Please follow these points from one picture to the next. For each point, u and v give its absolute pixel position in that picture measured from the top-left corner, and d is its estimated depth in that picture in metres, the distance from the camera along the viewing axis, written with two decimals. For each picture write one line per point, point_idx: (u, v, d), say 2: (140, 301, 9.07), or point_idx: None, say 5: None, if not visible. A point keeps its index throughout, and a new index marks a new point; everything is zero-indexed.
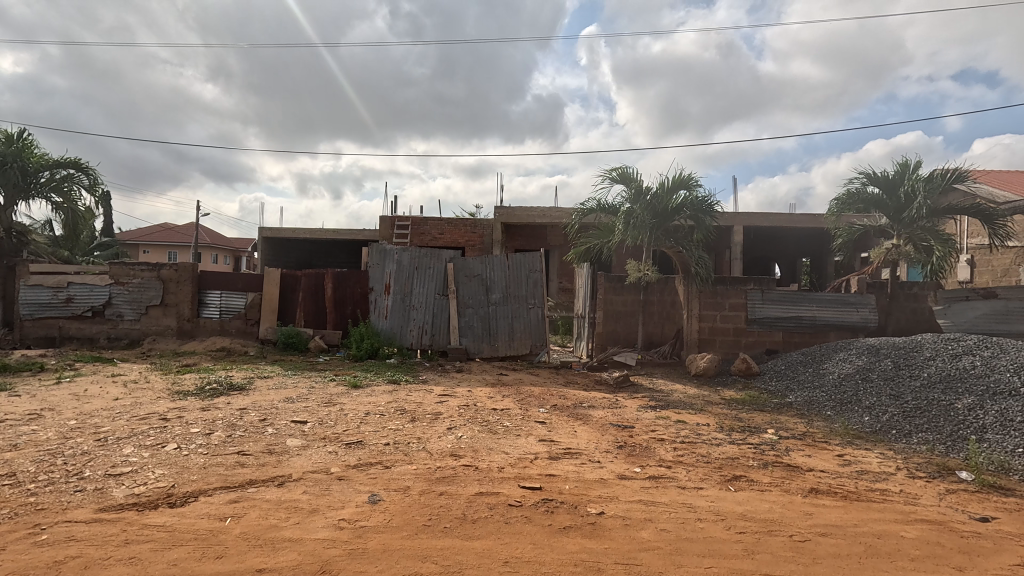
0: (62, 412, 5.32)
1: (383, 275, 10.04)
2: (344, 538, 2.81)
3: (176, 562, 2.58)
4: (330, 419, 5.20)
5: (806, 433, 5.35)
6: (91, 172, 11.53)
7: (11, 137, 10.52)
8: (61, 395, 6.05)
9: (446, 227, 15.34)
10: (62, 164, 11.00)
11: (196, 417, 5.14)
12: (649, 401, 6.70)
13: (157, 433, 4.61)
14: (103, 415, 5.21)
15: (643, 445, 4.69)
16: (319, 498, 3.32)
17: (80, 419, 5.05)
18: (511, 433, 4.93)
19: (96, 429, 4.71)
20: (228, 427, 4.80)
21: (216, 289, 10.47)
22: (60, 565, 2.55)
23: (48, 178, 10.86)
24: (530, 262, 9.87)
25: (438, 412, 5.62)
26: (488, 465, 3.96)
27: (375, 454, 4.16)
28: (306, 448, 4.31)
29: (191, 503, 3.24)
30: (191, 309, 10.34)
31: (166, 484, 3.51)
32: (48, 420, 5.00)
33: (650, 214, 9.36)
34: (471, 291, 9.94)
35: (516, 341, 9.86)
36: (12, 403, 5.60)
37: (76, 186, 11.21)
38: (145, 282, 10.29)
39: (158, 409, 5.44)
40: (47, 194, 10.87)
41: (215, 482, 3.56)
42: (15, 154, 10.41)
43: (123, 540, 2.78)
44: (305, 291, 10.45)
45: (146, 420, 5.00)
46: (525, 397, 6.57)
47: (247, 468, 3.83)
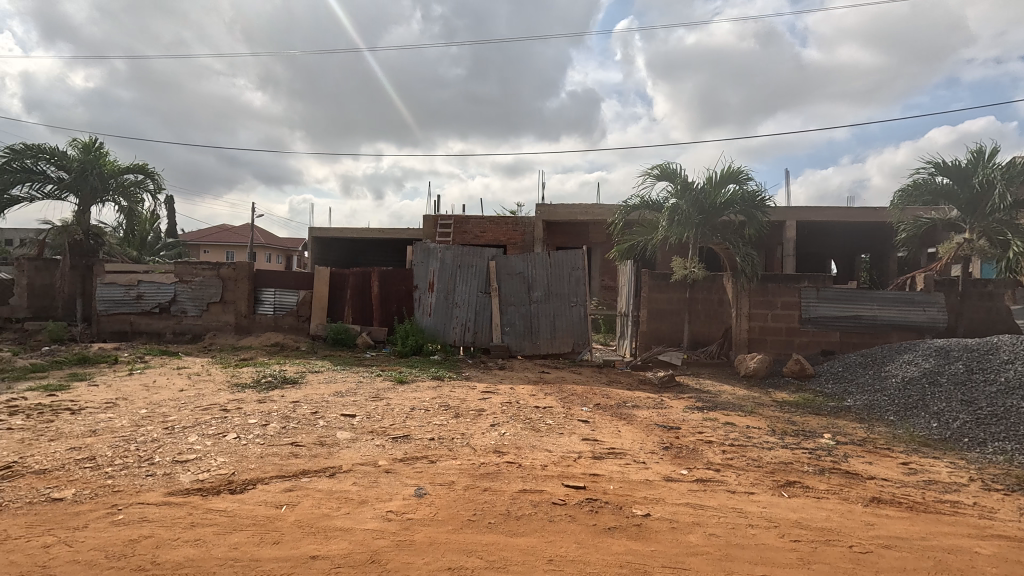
0: (135, 401, 5.72)
1: (427, 273, 10.22)
2: (391, 529, 2.88)
3: (236, 546, 2.72)
4: (377, 414, 5.34)
5: (867, 439, 5.07)
6: (156, 177, 12.31)
7: (88, 145, 11.36)
8: (134, 386, 6.51)
9: (487, 225, 15.48)
10: (132, 169, 11.81)
11: (254, 409, 5.41)
12: (695, 403, 6.50)
13: (219, 423, 4.88)
14: (170, 405, 5.56)
15: (690, 447, 4.57)
16: (368, 489, 3.42)
17: (150, 408, 5.41)
18: (553, 431, 4.92)
19: (164, 418, 5.04)
20: (282, 419, 5.02)
21: (270, 287, 10.98)
22: (135, 544, 2.75)
23: (120, 184, 11.65)
24: (572, 260, 9.81)
25: (481, 408, 5.67)
26: (531, 463, 3.96)
27: (420, 449, 4.24)
28: (355, 441, 4.45)
29: (249, 490, 3.41)
30: (247, 306, 10.86)
31: (227, 471, 3.72)
32: (122, 408, 5.40)
33: (696, 210, 9.10)
34: (513, 288, 9.97)
35: (558, 338, 9.83)
36: (91, 392, 6.07)
37: (143, 190, 12.01)
38: (206, 280, 10.88)
39: (218, 400, 5.75)
40: (117, 199, 11.67)
41: (271, 471, 3.74)
42: (93, 161, 11.26)
43: (189, 522, 2.97)
44: (353, 289, 10.77)
45: (208, 411, 5.30)
46: (568, 396, 6.53)
47: (300, 459, 3.99)
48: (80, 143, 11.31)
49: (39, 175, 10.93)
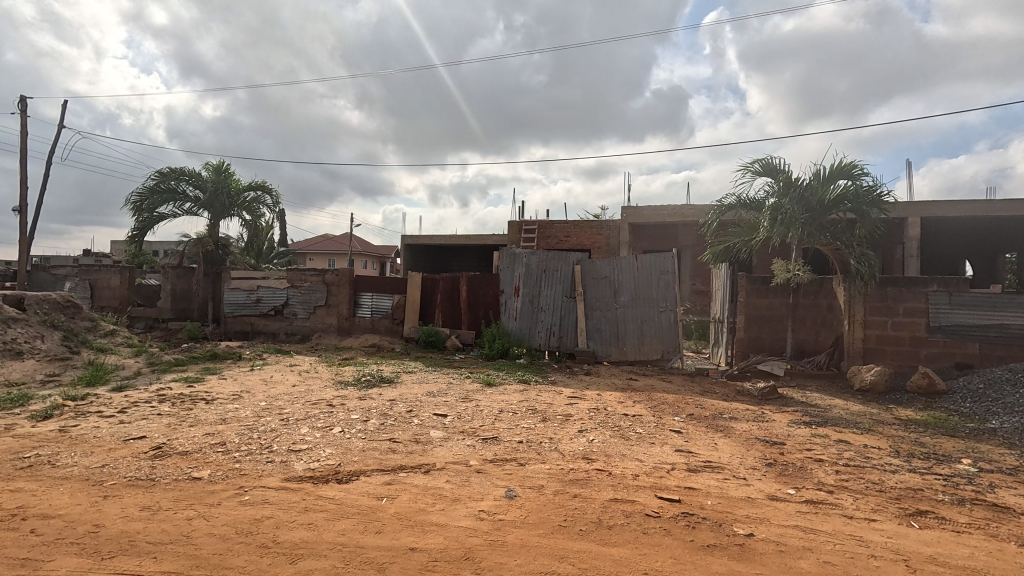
0: (256, 394, 6.38)
1: (513, 278, 10.37)
2: (484, 528, 2.95)
3: (344, 532, 2.93)
4: (468, 414, 5.50)
5: (1019, 469, 4.36)
6: (273, 193, 13.67)
7: (219, 167, 12.87)
8: (255, 380, 7.27)
9: (572, 229, 15.42)
10: (254, 187, 13.21)
11: (356, 405, 5.80)
12: (802, 417, 5.98)
13: (326, 417, 5.29)
14: (285, 398, 6.13)
15: (798, 465, 4.21)
16: (461, 488, 3.53)
17: (268, 401, 6.00)
18: (644, 440, 4.76)
19: (280, 410, 5.56)
20: (381, 416, 5.34)
21: (368, 291, 11.75)
22: (258, 523, 3.05)
23: (243, 200, 13.08)
24: (661, 263, 9.46)
25: (568, 414, 5.64)
26: (622, 472, 3.87)
27: (509, 451, 4.30)
28: (447, 439, 4.61)
29: (353, 481, 3.66)
30: (348, 309, 11.69)
31: (334, 462, 4.02)
32: (246, 400, 6.04)
33: (801, 208, 8.41)
34: (599, 293, 9.83)
35: (646, 345, 9.52)
36: (221, 385, 6.87)
37: (262, 205, 13.39)
38: (313, 285, 11.88)
39: (325, 395, 6.25)
40: (241, 213, 13.11)
41: (373, 464, 3.99)
42: (222, 181, 12.74)
43: (303, 507, 3.24)
44: (443, 293, 11.20)
45: (317, 405, 5.77)
46: (658, 404, 6.30)
47: (398, 454, 4.22)
48: (212, 165, 12.84)
49: (180, 194, 12.56)
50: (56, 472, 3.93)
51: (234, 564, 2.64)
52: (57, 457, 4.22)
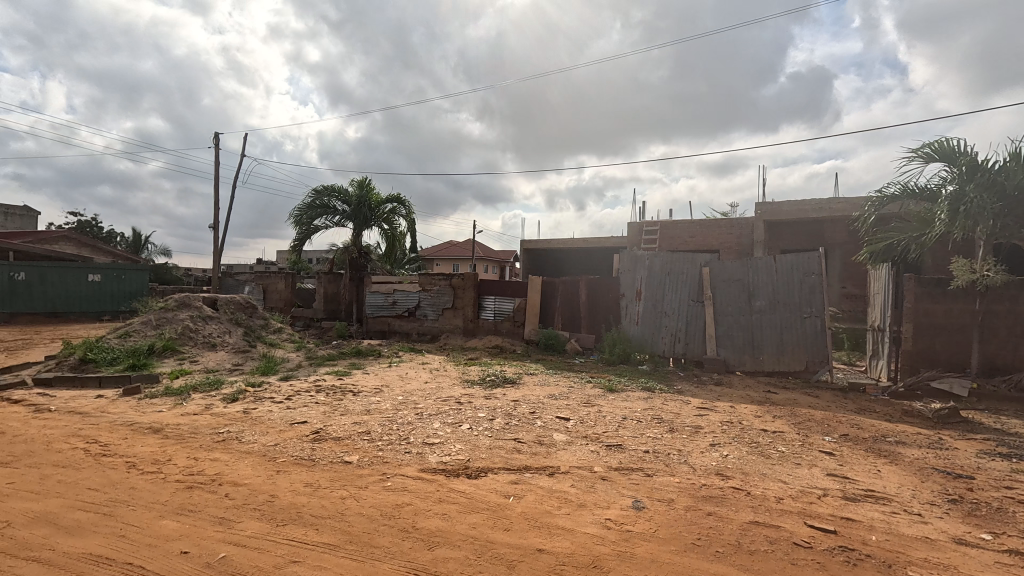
0: (394, 388, 6.99)
1: (634, 281, 10.06)
2: (611, 537, 2.88)
3: (474, 525, 3.06)
4: (590, 419, 5.44)
5: None
6: (406, 204, 14.88)
7: (362, 182, 14.33)
8: (393, 375, 7.96)
9: (697, 229, 14.56)
10: (390, 199, 14.50)
11: (482, 404, 6.06)
12: (996, 447, 4.95)
13: (456, 413, 5.60)
14: (419, 394, 6.62)
15: (993, 506, 3.48)
16: (586, 494, 3.49)
17: (405, 395, 6.53)
18: (788, 460, 4.30)
19: (415, 405, 6.02)
20: (505, 415, 5.52)
21: (491, 295, 12.21)
22: (399, 508, 3.32)
23: (382, 212, 14.43)
24: (805, 264, 8.59)
25: (697, 425, 5.31)
26: (763, 493, 3.53)
27: (634, 460, 4.16)
28: (570, 443, 4.61)
29: (482, 477, 3.83)
30: (473, 311, 12.27)
31: (464, 457, 4.24)
32: (386, 393, 6.64)
33: (992, 196, 7.01)
34: (730, 297, 9.14)
35: (787, 355, 8.65)
36: (365, 378, 7.63)
37: (397, 216, 14.65)
38: (441, 289, 12.68)
39: (454, 393, 6.63)
40: (380, 224, 14.47)
41: (499, 462, 4.13)
42: (365, 195, 14.17)
43: (437, 497, 3.46)
44: (562, 297, 11.25)
45: (447, 402, 6.14)
46: (803, 421, 5.66)
47: (523, 454, 4.31)
48: (357, 182, 14.34)
49: (331, 209, 14.21)
50: (242, 447, 4.67)
51: (380, 543, 2.90)
52: (242, 434, 5.02)
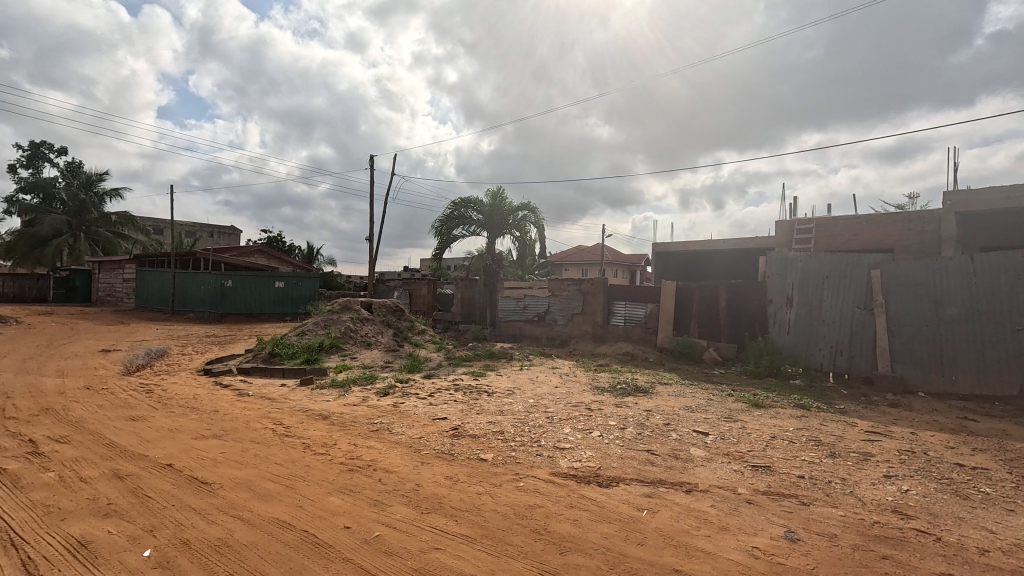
0: (526, 391, 7.18)
1: (784, 286, 9.19)
2: (759, 568, 2.63)
3: (607, 535, 3.01)
4: (733, 436, 5.03)
5: None
6: (536, 211, 15.26)
7: (495, 193, 15.00)
8: (525, 379, 8.18)
9: (863, 226, 12.68)
10: (521, 208, 14.99)
11: (613, 412, 5.94)
12: None
13: (586, 419, 5.57)
14: (549, 398, 6.72)
15: None
16: (729, 516, 3.23)
17: (536, 398, 6.68)
18: (996, 505, 3.51)
19: (546, 409, 6.12)
20: (638, 425, 5.34)
21: (622, 300, 11.97)
22: (532, 509, 3.41)
23: (514, 220, 14.98)
24: (1017, 264, 7.01)
25: (867, 452, 4.60)
26: (959, 541, 2.93)
27: (786, 485, 3.75)
28: (710, 460, 4.30)
29: (614, 486, 3.76)
30: (603, 317, 12.14)
31: (595, 465, 4.20)
32: (518, 396, 6.85)
33: None
34: (909, 305, 7.81)
35: (993, 376, 7.03)
36: (499, 380, 7.96)
37: (528, 223, 15.11)
38: (571, 294, 12.75)
39: (584, 399, 6.60)
40: (512, 232, 15.04)
41: (632, 473, 4.02)
42: (498, 205, 14.83)
43: (568, 503, 3.48)
44: (699, 303, 10.62)
45: (577, 407, 6.14)
46: (1017, 459, 4.58)
47: (657, 467, 4.14)
48: (490, 192, 15.05)
49: (468, 219, 15.10)
50: (392, 437, 5.18)
51: (514, 541, 3.00)
52: (392, 426, 5.57)
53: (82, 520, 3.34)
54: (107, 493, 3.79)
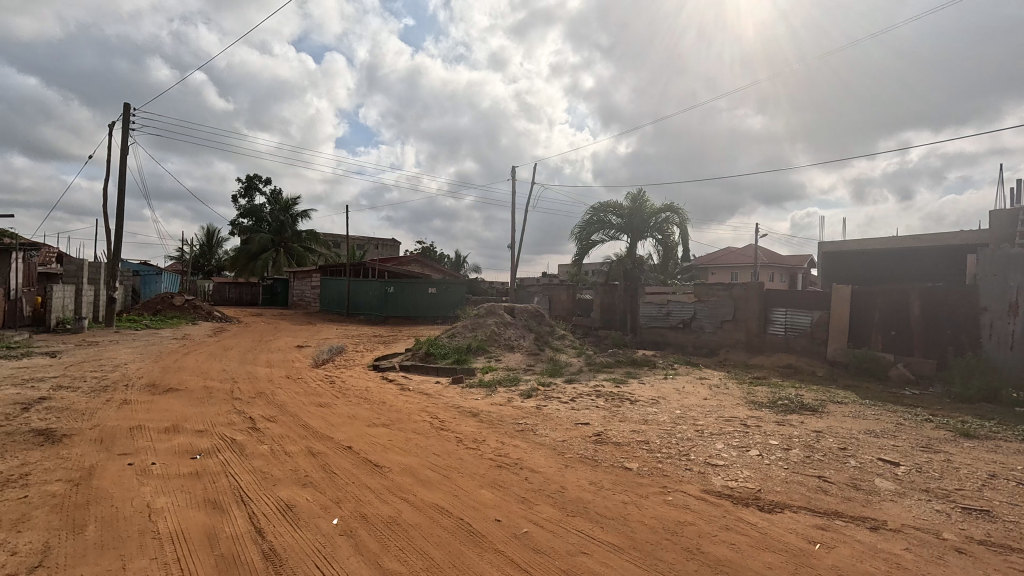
0: (671, 401, 6.84)
1: (1004, 289, 7.72)
2: None
3: (771, 566, 2.74)
4: (933, 469, 4.21)
5: None
6: (680, 211, 14.55)
7: (636, 195, 14.59)
8: (670, 388, 7.79)
9: None
10: (664, 209, 14.41)
11: (774, 430, 5.37)
12: None
13: (742, 436, 5.13)
14: (698, 410, 6.31)
15: None
16: (931, 565, 2.71)
17: (683, 410, 6.32)
18: None
19: (695, 421, 5.77)
20: (805, 447, 4.76)
21: (781, 307, 10.81)
22: (682, 526, 3.25)
23: (656, 222, 14.49)
24: None
25: None
26: None
27: (1013, 537, 3.03)
28: (903, 495, 3.66)
29: (777, 513, 3.40)
30: (759, 325, 11.10)
31: (754, 486, 3.85)
32: (663, 406, 6.56)
33: None
34: None
35: None
36: (642, 389, 7.70)
37: (672, 224, 14.50)
38: (720, 300, 11.86)
39: (739, 413, 6.08)
40: (654, 234, 14.56)
41: (799, 500, 3.60)
42: (639, 208, 14.44)
43: (724, 524, 3.25)
44: (883, 310, 9.17)
45: (730, 422, 5.68)
46: None
47: (831, 497, 3.65)
48: (630, 195, 14.68)
49: (607, 223, 14.93)
50: (537, 438, 5.34)
51: (664, 557, 2.89)
52: (536, 427, 5.74)
53: (287, 487, 4.02)
54: (304, 466, 4.51)
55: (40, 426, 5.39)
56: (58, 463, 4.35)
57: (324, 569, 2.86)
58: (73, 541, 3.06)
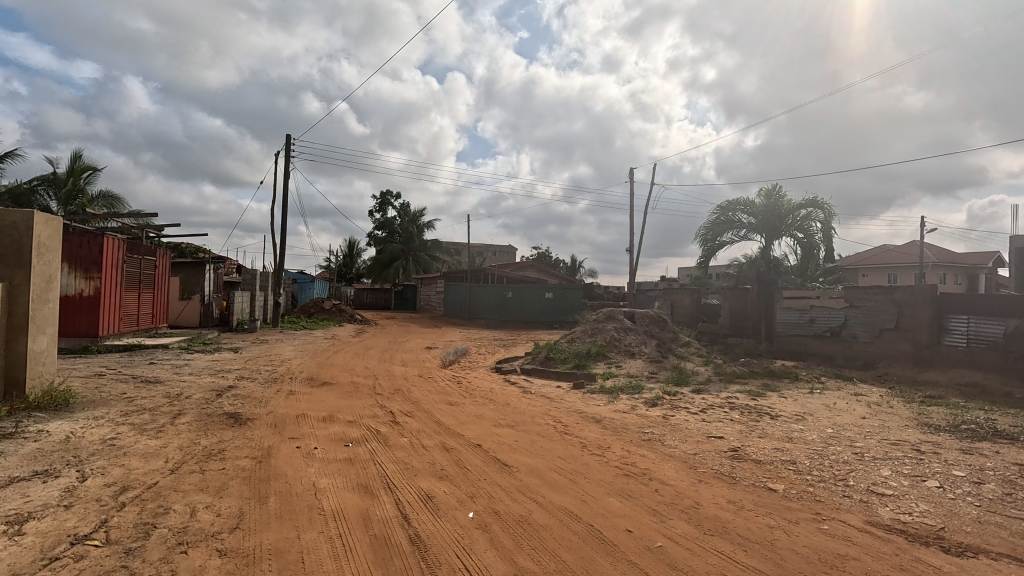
0: (820, 419, 6.11)
1: None
2: None
3: None
4: None
5: None
6: (824, 206, 13.04)
7: (770, 191, 13.38)
8: (817, 404, 6.98)
9: None
10: (804, 205, 13.02)
11: (958, 459, 4.55)
12: None
13: (915, 463, 4.42)
14: (855, 430, 5.57)
15: None
16: None
17: (836, 429, 5.62)
18: None
19: (852, 442, 5.10)
20: (1004, 483, 3.95)
21: (962, 315, 9.20)
22: (843, 560, 2.90)
23: (795, 220, 13.17)
24: None
25: None
26: None
27: None
28: None
29: (968, 557, 2.88)
30: (930, 335, 9.53)
31: (935, 523, 3.30)
32: (810, 423, 5.90)
33: None
34: None
35: None
36: (784, 403, 6.99)
37: (814, 221, 13.05)
38: (879, 306, 10.38)
39: (909, 437, 5.25)
40: (793, 233, 13.24)
41: (999, 545, 3.00)
42: (775, 204, 13.23)
43: (897, 564, 2.83)
44: None
45: (898, 446, 4.93)
46: None
47: None
48: (764, 191, 13.50)
49: (737, 223, 13.90)
50: (665, 449, 5.11)
51: None
52: (665, 438, 5.50)
53: (426, 478, 4.33)
54: (440, 460, 4.83)
55: (230, 410, 6.44)
56: (245, 442, 5.15)
57: (463, 558, 3.03)
58: (260, 510, 3.59)
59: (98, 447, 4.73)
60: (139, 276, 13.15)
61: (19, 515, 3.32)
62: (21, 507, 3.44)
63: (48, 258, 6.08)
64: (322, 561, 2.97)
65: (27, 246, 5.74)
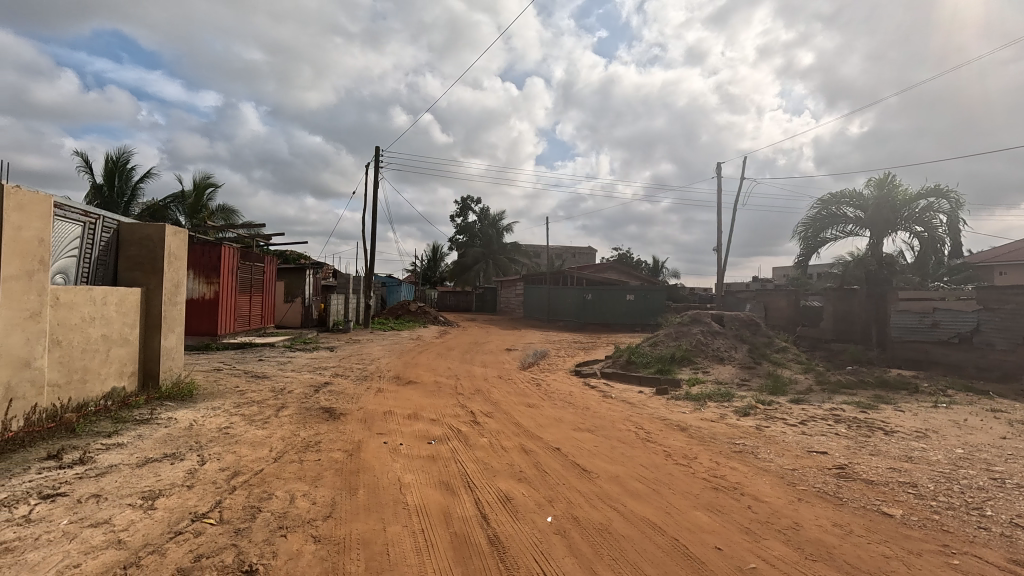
0: (946, 437, 5.37)
1: None
2: None
3: None
4: None
5: None
6: (950, 195, 11.50)
7: (881, 181, 12.05)
8: (943, 420, 6.14)
9: None
10: (925, 194, 11.57)
11: None
12: None
13: None
14: (993, 452, 4.82)
15: None
16: None
17: (967, 449, 4.91)
18: None
19: (989, 465, 4.42)
20: None
21: None
22: None
23: (912, 212, 11.76)
24: None
25: None
26: None
27: None
28: None
29: None
30: None
31: None
32: (934, 441, 5.20)
33: None
34: None
35: None
36: (901, 418, 6.22)
37: (937, 213, 11.55)
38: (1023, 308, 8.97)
39: None
40: (910, 227, 11.83)
41: None
42: (887, 196, 11.91)
43: None
44: None
45: None
46: None
47: None
48: (874, 181, 12.19)
49: (841, 218, 12.69)
50: (759, 463, 4.74)
51: None
52: (758, 450, 5.10)
53: (505, 479, 4.36)
54: (518, 461, 4.84)
55: (326, 405, 6.92)
56: (338, 435, 5.49)
57: (541, 563, 3.00)
58: (350, 501, 3.81)
59: (215, 435, 5.28)
60: (251, 281, 14.55)
61: (152, 492, 3.78)
62: (154, 484, 3.91)
63: (177, 265, 6.89)
64: (405, 553, 3.07)
65: (161, 254, 6.54)
